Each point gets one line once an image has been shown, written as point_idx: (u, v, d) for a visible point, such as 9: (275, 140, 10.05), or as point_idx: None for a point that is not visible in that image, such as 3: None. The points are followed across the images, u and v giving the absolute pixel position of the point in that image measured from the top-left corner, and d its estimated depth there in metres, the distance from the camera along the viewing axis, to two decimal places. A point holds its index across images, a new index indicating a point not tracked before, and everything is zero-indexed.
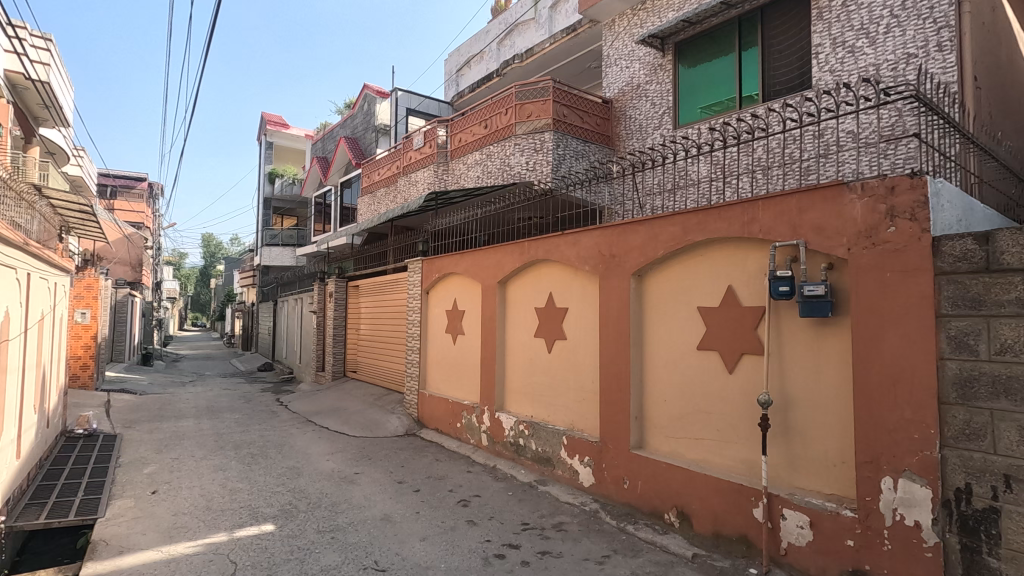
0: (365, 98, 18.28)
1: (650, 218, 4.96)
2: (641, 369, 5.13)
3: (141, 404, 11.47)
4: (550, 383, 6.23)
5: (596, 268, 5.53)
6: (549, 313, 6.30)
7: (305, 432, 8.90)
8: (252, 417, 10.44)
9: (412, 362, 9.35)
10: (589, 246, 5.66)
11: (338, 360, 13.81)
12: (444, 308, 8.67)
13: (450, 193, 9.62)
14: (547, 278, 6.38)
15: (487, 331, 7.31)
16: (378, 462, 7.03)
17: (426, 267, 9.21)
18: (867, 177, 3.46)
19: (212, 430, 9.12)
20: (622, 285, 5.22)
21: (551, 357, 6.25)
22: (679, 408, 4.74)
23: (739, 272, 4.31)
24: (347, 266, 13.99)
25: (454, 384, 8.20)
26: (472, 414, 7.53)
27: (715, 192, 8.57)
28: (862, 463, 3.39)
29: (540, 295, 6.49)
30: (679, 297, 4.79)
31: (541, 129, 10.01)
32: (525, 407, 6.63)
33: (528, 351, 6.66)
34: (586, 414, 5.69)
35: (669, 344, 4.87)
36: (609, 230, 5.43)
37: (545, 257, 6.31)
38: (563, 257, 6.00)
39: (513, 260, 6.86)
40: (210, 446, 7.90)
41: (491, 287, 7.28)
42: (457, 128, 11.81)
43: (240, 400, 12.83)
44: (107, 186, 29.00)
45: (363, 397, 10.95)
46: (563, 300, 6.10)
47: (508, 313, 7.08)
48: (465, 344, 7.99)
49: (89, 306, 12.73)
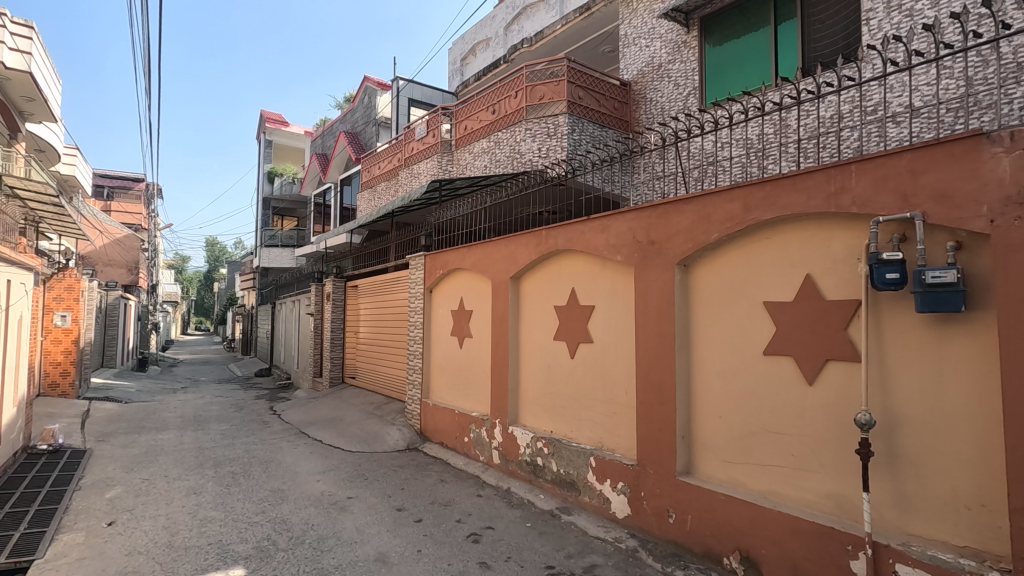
0: (365, 91, 17.52)
1: (699, 195, 4.09)
2: (688, 378, 4.25)
3: (123, 414, 10.64)
4: (574, 393, 5.36)
5: (630, 257, 4.66)
6: (572, 312, 5.42)
7: (297, 446, 8.05)
8: (241, 428, 9.61)
9: (414, 368, 8.50)
10: (621, 232, 4.79)
11: (337, 364, 12.97)
12: (449, 308, 7.79)
13: (454, 182, 8.75)
14: (569, 271, 5.52)
15: (498, 334, 6.44)
16: (375, 484, 6.16)
17: (429, 263, 8.36)
18: (1018, 123, 2.58)
19: (194, 443, 8.29)
20: (663, 276, 4.35)
21: (575, 363, 5.37)
22: (740, 426, 3.87)
23: (823, 259, 3.41)
24: (346, 265, 13.19)
25: (461, 394, 7.32)
26: (481, 427, 6.66)
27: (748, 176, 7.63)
28: (1017, 509, 2.50)
29: (562, 291, 5.61)
30: (738, 290, 3.91)
31: (554, 112, 9.15)
32: (543, 421, 5.76)
33: (546, 356, 5.79)
34: (618, 430, 4.82)
35: (726, 348, 4.00)
36: (646, 211, 4.56)
37: (566, 246, 5.45)
38: (588, 246, 5.14)
39: (529, 252, 6.00)
40: (188, 463, 7.04)
41: (503, 283, 6.42)
42: (462, 115, 10.97)
43: (232, 409, 12.01)
44: (105, 188, 28.64)
45: (361, 405, 10.10)
46: (589, 296, 5.24)
47: (523, 312, 6.21)
48: (473, 348, 7.11)
49: (70, 308, 11.87)
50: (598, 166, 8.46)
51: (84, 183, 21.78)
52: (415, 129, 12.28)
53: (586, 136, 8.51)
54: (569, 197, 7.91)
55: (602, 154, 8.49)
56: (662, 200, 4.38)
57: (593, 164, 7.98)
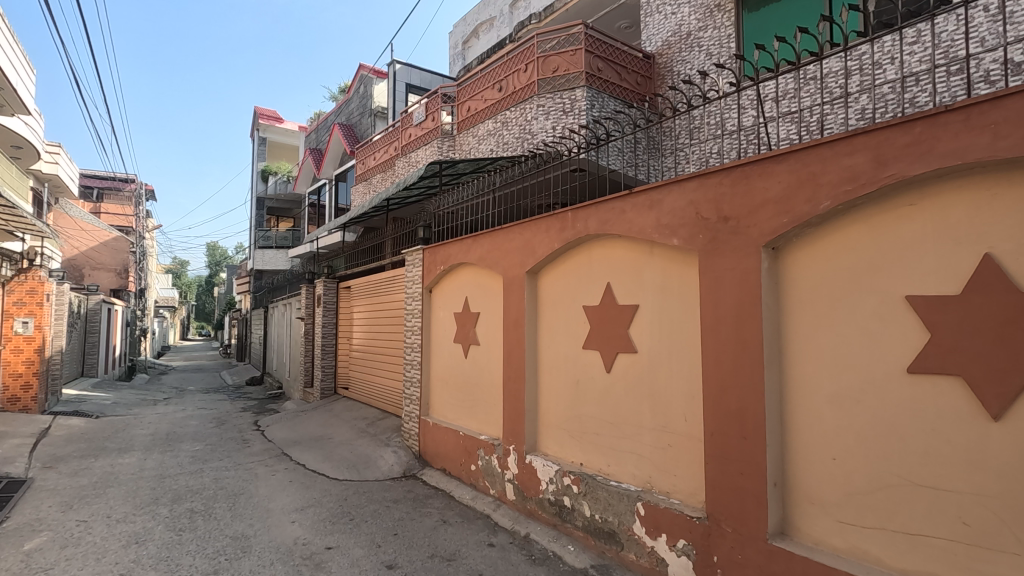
0: (359, 81, 16.44)
1: (798, 149, 2.94)
2: (781, 403, 3.10)
3: (86, 432, 9.47)
4: (613, 418, 4.22)
5: (692, 241, 3.51)
6: (609, 314, 4.27)
7: (275, 474, 6.88)
8: (216, 448, 8.47)
9: (411, 380, 7.37)
10: (676, 208, 3.65)
11: (329, 374, 11.82)
12: (452, 310, 6.64)
13: (456, 164, 7.60)
14: (603, 262, 4.38)
15: (511, 342, 5.29)
16: (361, 527, 5.01)
17: (427, 258, 7.24)
18: None
19: (157, 469, 7.13)
20: (742, 264, 3.20)
21: (613, 380, 4.23)
22: (865, 472, 2.71)
23: (1015, 230, 2.27)
24: (338, 265, 12.07)
25: (465, 411, 6.19)
26: (491, 454, 5.50)
27: (793, 139, 6.44)
28: None
29: (595, 288, 4.46)
30: (862, 283, 2.76)
31: (570, 86, 8.00)
32: (571, 450, 4.61)
33: (574, 370, 4.64)
34: (677, 468, 3.68)
35: (839, 362, 2.85)
36: (713, 177, 3.42)
37: (599, 231, 4.31)
38: (631, 230, 4.00)
39: (550, 241, 4.85)
40: (140, 499, 5.87)
41: (516, 279, 5.27)
42: (465, 95, 9.85)
43: (212, 424, 10.85)
44: (94, 188, 27.70)
45: (354, 421, 8.96)
46: (633, 293, 4.09)
47: (542, 313, 5.06)
48: (481, 359, 5.96)
49: (32, 314, 10.78)
50: (617, 139, 7.38)
51: (69, 183, 20.71)
52: (413, 113, 11.18)
53: (605, 102, 7.40)
54: (589, 177, 6.80)
55: (622, 126, 7.40)
56: (740, 160, 3.24)
57: (614, 135, 6.86)
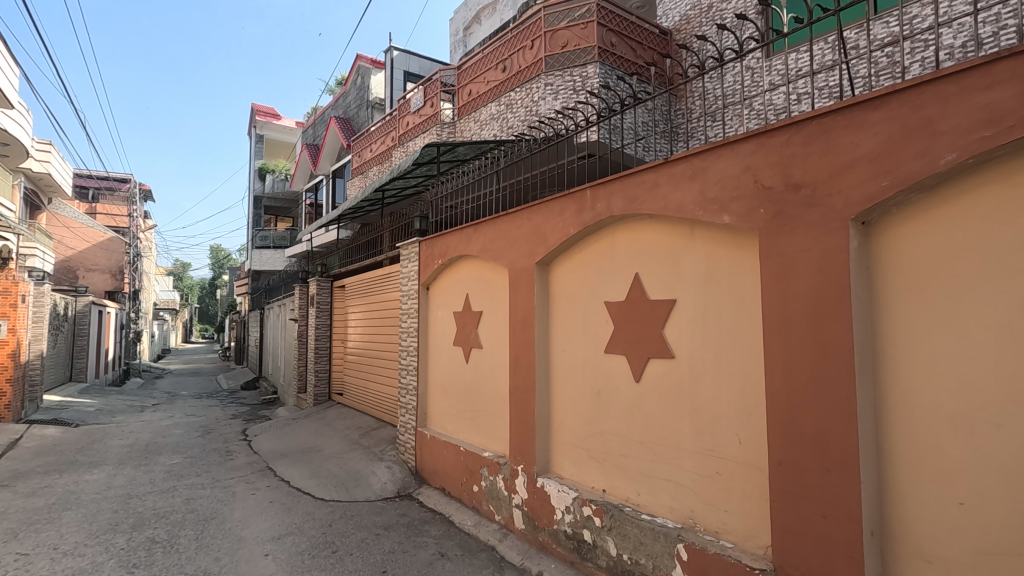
0: (356, 72, 15.73)
1: (901, 87, 2.21)
2: (878, 425, 2.36)
3: (59, 444, 8.78)
4: (644, 437, 3.50)
5: (751, 217, 2.77)
6: (641, 311, 3.55)
7: (255, 492, 6.16)
8: (197, 461, 7.77)
9: (407, 387, 6.65)
10: (726, 177, 2.92)
11: (323, 379, 11.11)
12: (452, 309, 5.91)
13: (456, 146, 6.87)
14: (630, 249, 3.64)
15: (519, 345, 4.55)
16: (344, 563, 4.29)
17: (424, 252, 6.52)
18: None
19: (125, 487, 6.42)
20: (820, 243, 2.47)
21: (644, 391, 3.50)
22: (1013, 526, 1.96)
23: None
24: (333, 263, 11.35)
25: (467, 423, 5.46)
26: (496, 475, 4.77)
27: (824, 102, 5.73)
28: None
29: (621, 280, 3.73)
30: (1000, 264, 2.02)
31: (580, 62, 7.27)
32: (592, 474, 3.88)
33: (594, 378, 3.92)
34: (729, 502, 2.96)
35: (968, 374, 2.10)
36: (776, 135, 2.69)
37: (625, 211, 3.58)
38: (667, 208, 3.26)
39: (564, 226, 4.11)
40: (96, 526, 5.15)
41: (524, 272, 4.55)
42: (465, 78, 9.15)
43: (197, 433, 10.15)
44: (90, 189, 27.14)
45: (347, 431, 8.25)
46: (671, 285, 3.36)
47: (557, 311, 4.32)
48: (484, 364, 5.23)
49: (6, 316, 10.08)
50: (629, 116, 6.68)
51: (61, 182, 20.17)
52: (411, 100, 10.49)
53: (615, 75, 6.68)
54: (601, 156, 6.08)
55: (635, 101, 6.69)
56: (818, 109, 2.50)
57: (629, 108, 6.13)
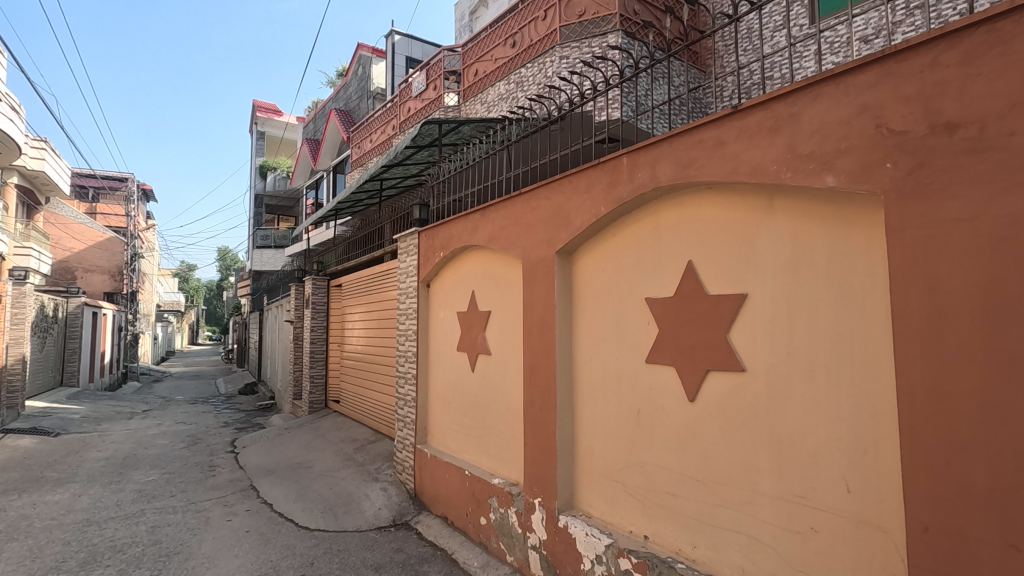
0: (357, 62, 15.01)
1: None
2: None
3: (30, 456, 8.04)
4: (703, 474, 2.69)
5: (873, 174, 1.95)
6: (698, 310, 2.74)
7: (230, 519, 5.39)
8: (176, 478, 7.02)
9: (406, 397, 5.88)
10: (828, 125, 2.11)
11: (318, 385, 10.35)
12: (456, 309, 5.12)
13: (459, 124, 6.09)
14: (682, 230, 2.85)
15: (535, 351, 3.75)
16: None
17: (424, 244, 5.75)
18: None
19: (87, 511, 5.67)
20: (994, 208, 1.66)
21: (702, 413, 2.70)
22: None
23: None
24: (330, 260, 10.61)
25: (473, 441, 4.68)
26: (508, 507, 3.98)
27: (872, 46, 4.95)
28: None
29: (670, 270, 2.92)
30: None
31: (599, 30, 6.46)
32: (630, 513, 3.09)
33: (632, 396, 3.12)
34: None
35: None
36: (910, 57, 1.88)
37: (676, 181, 2.77)
38: (738, 172, 2.45)
39: (593, 205, 3.31)
40: (38, 564, 4.38)
41: (542, 263, 3.75)
42: (470, 58, 8.38)
43: (183, 444, 9.41)
44: (90, 188, 26.61)
45: (340, 445, 7.47)
46: (741, 275, 2.56)
47: (582, 310, 3.53)
48: (493, 375, 4.44)
49: None
50: (651, 88, 5.87)
51: (58, 180, 19.61)
52: (412, 84, 9.78)
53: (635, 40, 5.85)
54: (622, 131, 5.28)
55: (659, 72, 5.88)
56: (986, 11, 1.69)
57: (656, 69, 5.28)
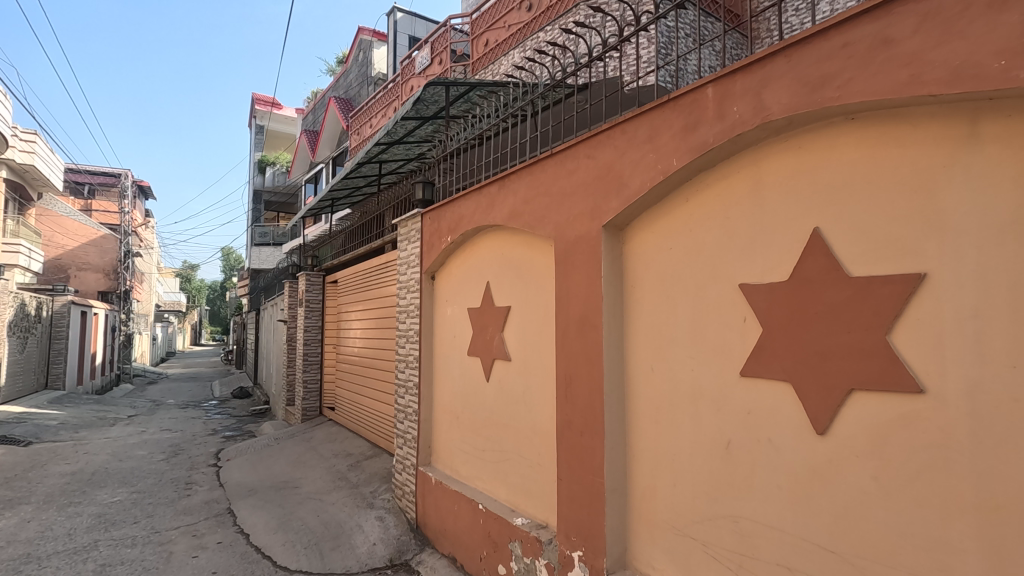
0: (358, 47, 14.18)
1: None
2: None
3: None
4: (842, 543, 1.80)
5: None
6: (833, 301, 1.86)
7: (197, 555, 4.53)
8: (146, 498, 6.16)
9: (407, 408, 5.00)
10: None
11: (313, 391, 9.49)
12: (466, 305, 4.24)
13: (465, 88, 5.19)
14: (804, 186, 1.96)
15: (573, 358, 2.87)
16: None
17: (428, 227, 4.88)
18: None
19: (28, 543, 4.79)
20: None
21: (839, 451, 1.82)
22: None
23: None
24: (325, 254, 9.75)
25: (488, 467, 3.80)
26: (536, 559, 3.09)
27: None
28: None
29: (780, 244, 2.04)
30: None
31: None
32: None
33: (717, 421, 2.24)
34: None
35: None
36: None
37: (800, 112, 1.88)
38: (920, 83, 1.56)
39: (658, 159, 2.43)
40: None
41: (581, 242, 2.87)
42: (480, 27, 7.51)
43: (164, 455, 8.57)
44: (87, 185, 25.91)
45: (334, 460, 6.58)
46: (913, 244, 1.67)
47: (638, 304, 2.65)
48: (513, 386, 3.56)
49: None
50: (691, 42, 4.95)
51: (52, 176, 18.86)
52: (415, 61, 8.94)
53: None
54: None
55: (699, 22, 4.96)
56: None
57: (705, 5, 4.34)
